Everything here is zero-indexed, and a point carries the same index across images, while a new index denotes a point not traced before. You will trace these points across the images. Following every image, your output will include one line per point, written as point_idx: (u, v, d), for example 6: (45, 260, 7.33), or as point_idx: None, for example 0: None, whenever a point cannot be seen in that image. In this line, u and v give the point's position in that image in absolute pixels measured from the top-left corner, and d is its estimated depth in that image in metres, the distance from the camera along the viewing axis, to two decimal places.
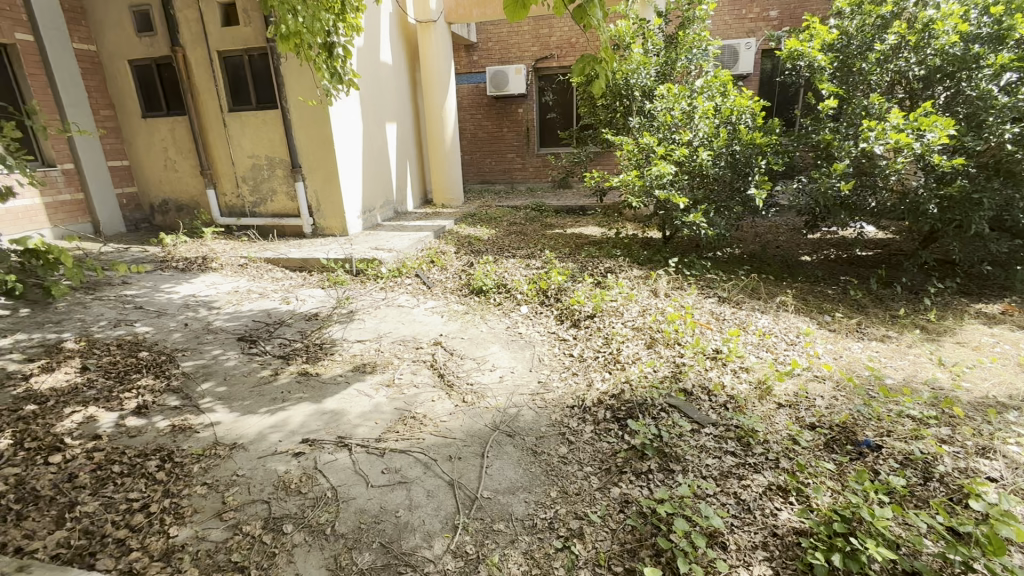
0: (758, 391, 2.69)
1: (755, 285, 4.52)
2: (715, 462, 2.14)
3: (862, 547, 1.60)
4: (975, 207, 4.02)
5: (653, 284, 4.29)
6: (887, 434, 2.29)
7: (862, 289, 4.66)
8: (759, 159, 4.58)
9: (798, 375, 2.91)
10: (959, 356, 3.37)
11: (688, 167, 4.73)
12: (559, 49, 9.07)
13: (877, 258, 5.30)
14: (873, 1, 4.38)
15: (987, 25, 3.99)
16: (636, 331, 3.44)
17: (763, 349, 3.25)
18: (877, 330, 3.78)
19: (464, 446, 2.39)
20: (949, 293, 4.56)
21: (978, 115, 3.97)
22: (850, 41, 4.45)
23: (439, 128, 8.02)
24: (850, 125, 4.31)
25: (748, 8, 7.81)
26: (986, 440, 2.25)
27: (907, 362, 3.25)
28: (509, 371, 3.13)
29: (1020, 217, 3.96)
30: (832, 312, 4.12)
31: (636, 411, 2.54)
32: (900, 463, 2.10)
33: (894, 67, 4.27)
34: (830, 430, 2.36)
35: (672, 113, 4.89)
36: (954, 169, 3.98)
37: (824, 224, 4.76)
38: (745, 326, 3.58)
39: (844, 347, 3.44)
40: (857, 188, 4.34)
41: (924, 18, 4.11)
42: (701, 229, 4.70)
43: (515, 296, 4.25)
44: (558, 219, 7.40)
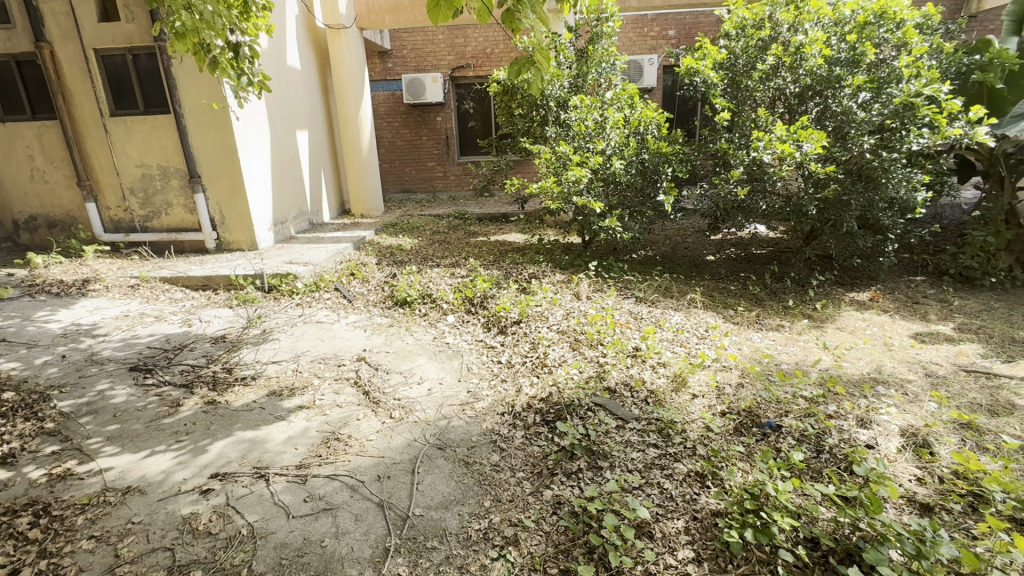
0: (674, 384, 2.87)
1: (668, 285, 4.82)
2: (640, 455, 2.24)
3: (769, 520, 1.75)
4: (844, 208, 4.61)
5: (575, 287, 4.43)
6: (785, 414, 2.54)
7: (759, 284, 5.13)
8: (665, 168, 4.91)
9: (708, 366, 3.14)
10: (839, 340, 3.82)
11: (602, 174, 4.96)
12: (475, 59, 9.14)
13: (770, 255, 5.87)
14: (754, 25, 4.87)
15: (845, 50, 4.58)
16: (560, 334, 3.52)
17: (677, 344, 3.47)
18: (773, 320, 4.19)
19: (393, 464, 2.31)
20: (828, 285, 5.16)
21: (842, 128, 4.55)
22: (737, 60, 4.91)
23: (354, 136, 7.75)
24: (742, 136, 4.75)
25: (649, 27, 8.37)
26: (863, 412, 2.57)
27: (797, 348, 3.63)
28: (438, 383, 3.08)
29: (879, 216, 4.58)
30: (736, 306, 4.50)
31: (564, 412, 2.60)
32: (797, 439, 2.33)
33: (775, 85, 4.77)
34: (738, 415, 2.57)
35: (585, 123, 5.11)
36: (827, 175, 4.53)
37: (724, 225, 5.18)
38: (660, 324, 3.80)
39: (746, 338, 3.77)
40: (750, 193, 4.79)
41: (795, 43, 4.61)
42: (617, 233, 4.93)
43: (441, 306, 4.20)
44: (481, 227, 7.44)
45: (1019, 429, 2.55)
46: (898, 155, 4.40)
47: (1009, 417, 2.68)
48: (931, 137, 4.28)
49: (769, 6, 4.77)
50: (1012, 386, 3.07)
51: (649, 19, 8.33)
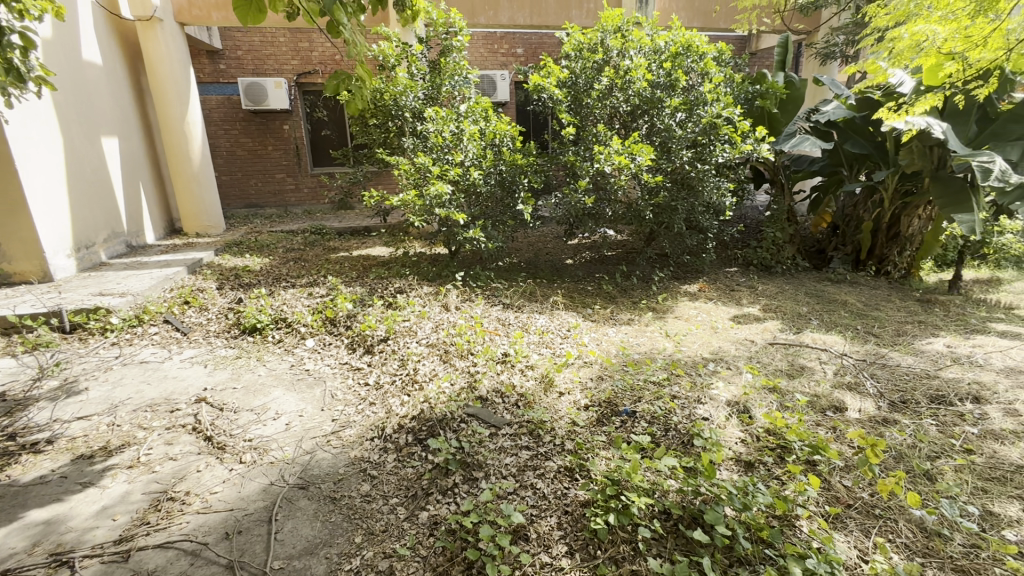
0: (542, 385, 2.99)
1: (532, 289, 5.06)
2: (514, 459, 2.29)
3: (628, 501, 1.90)
4: (673, 212, 5.30)
5: (443, 298, 4.40)
6: (638, 400, 2.81)
7: (611, 283, 5.64)
8: (521, 178, 5.16)
9: (571, 364, 3.34)
10: (678, 328, 4.36)
11: (463, 185, 5.02)
12: (323, 65, 8.65)
13: (619, 256, 6.50)
14: (589, 49, 5.34)
15: (663, 76, 5.28)
16: (430, 348, 3.46)
17: (544, 346, 3.64)
18: (624, 315, 4.63)
19: (245, 515, 2.03)
20: (667, 280, 5.87)
21: (666, 142, 5.22)
22: (577, 79, 5.33)
23: (182, 144, 6.79)
24: (586, 150, 5.19)
25: (498, 43, 8.75)
26: (698, 390, 2.95)
27: (645, 338, 4.05)
28: (297, 416, 2.80)
29: (700, 218, 5.34)
30: (593, 304, 4.89)
31: (437, 428, 2.54)
32: (649, 422, 2.58)
33: (610, 103, 5.29)
34: (599, 406, 2.78)
35: (443, 135, 5.06)
36: (657, 184, 5.15)
37: (579, 231, 5.59)
38: (526, 328, 3.96)
39: (603, 333, 4.10)
40: (598, 200, 5.24)
41: (624, 67, 5.18)
42: (481, 242, 5.04)
43: (298, 330, 3.85)
44: (341, 242, 7.04)
45: (807, 386, 3.17)
46: (709, 166, 5.19)
47: (800, 378, 3.32)
48: (731, 151, 5.13)
49: (600, 32, 5.30)
50: (801, 352, 3.81)
51: (498, 36, 8.71)
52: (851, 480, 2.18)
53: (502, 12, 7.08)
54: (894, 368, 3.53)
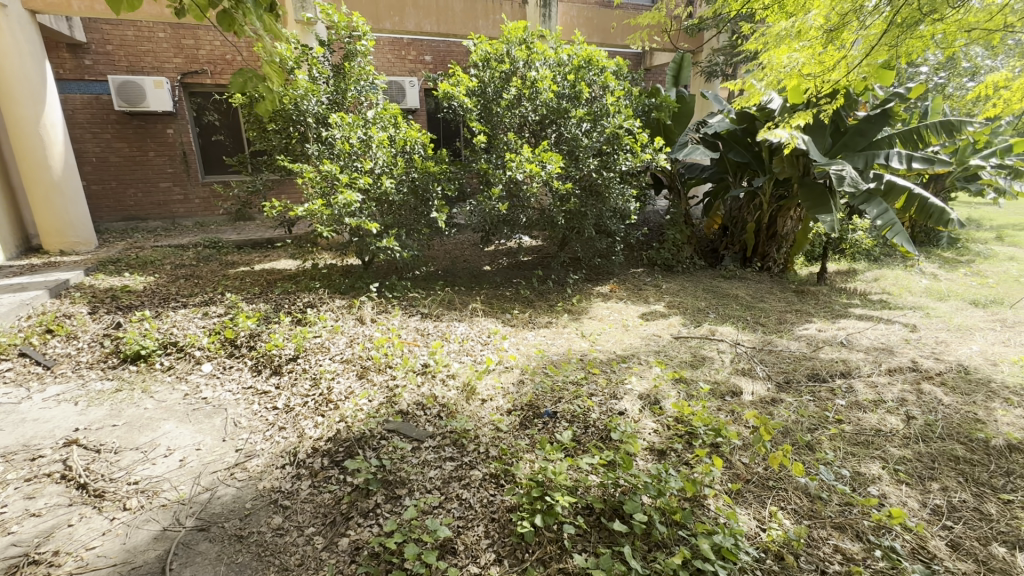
0: (464, 394, 2.97)
1: (451, 297, 5.02)
2: (438, 472, 2.24)
3: (553, 501, 1.94)
4: (583, 217, 5.54)
5: (358, 311, 4.22)
6: (559, 401, 2.89)
7: (528, 287, 5.75)
8: (435, 186, 5.11)
9: (492, 370, 3.35)
10: (593, 328, 4.55)
11: (374, 194, 4.87)
12: (212, 65, 7.95)
13: (535, 261, 6.66)
14: (496, 59, 5.44)
15: (568, 87, 5.51)
16: (344, 364, 3.29)
17: (464, 354, 3.62)
18: (542, 319, 4.75)
19: (133, 570, 1.79)
20: (581, 282, 6.12)
21: (574, 150, 5.45)
22: (486, 88, 5.40)
23: (37, 151, 5.89)
24: (498, 158, 5.27)
25: (405, 50, 8.62)
26: (614, 386, 3.10)
27: (563, 339, 4.18)
28: (194, 450, 2.52)
29: (608, 223, 5.64)
30: (512, 310, 4.95)
31: (355, 447, 2.42)
32: (569, 421, 2.66)
33: (519, 112, 5.41)
34: (521, 410, 2.81)
35: (350, 142, 4.88)
36: (567, 191, 5.36)
37: (495, 237, 5.64)
38: (446, 337, 3.91)
39: (523, 338, 4.17)
40: (512, 207, 5.32)
41: (530, 78, 5.33)
42: (396, 252, 4.91)
43: (192, 355, 3.48)
44: (240, 256, 6.50)
45: (708, 375, 3.46)
46: (614, 174, 5.49)
47: (702, 367, 3.62)
48: (633, 160, 5.48)
49: (505, 44, 5.41)
50: (702, 344, 4.14)
51: (405, 43, 8.58)
52: (748, 457, 2.41)
53: (407, 18, 6.97)
54: (779, 353, 3.97)
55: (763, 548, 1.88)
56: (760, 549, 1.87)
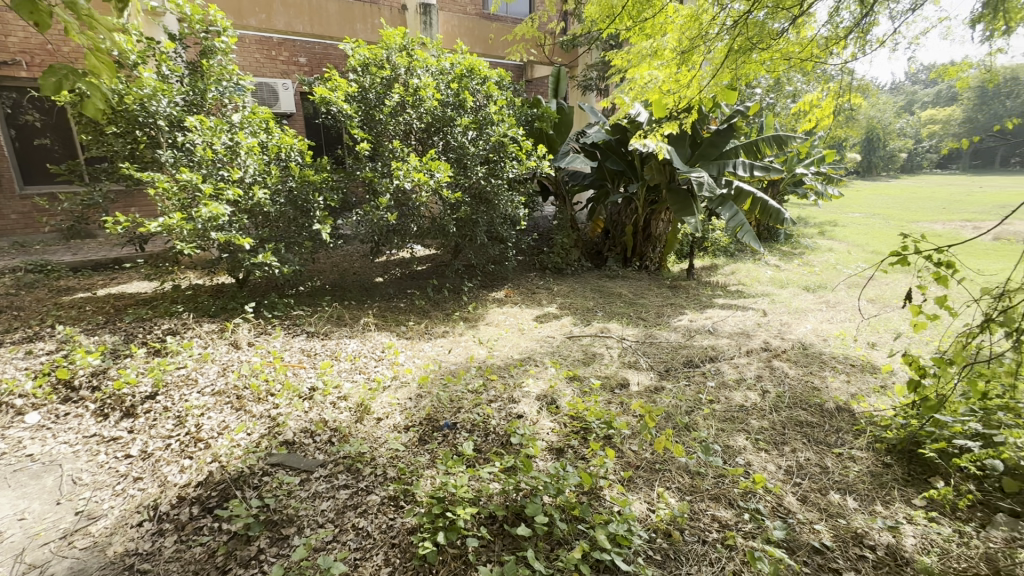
0: (358, 414, 2.81)
1: (340, 313, 4.74)
2: (331, 503, 2.09)
3: (455, 516, 1.90)
4: (475, 225, 5.58)
5: (231, 335, 3.80)
6: (458, 411, 2.85)
7: (423, 297, 5.63)
8: (316, 196, 4.80)
9: (387, 387, 3.21)
10: (490, 334, 4.59)
11: (244, 206, 4.43)
12: (26, 55, 6.67)
13: (429, 270, 6.56)
14: (375, 65, 5.28)
15: (452, 95, 5.53)
16: (216, 396, 2.94)
17: (357, 372, 3.43)
18: (439, 328, 4.67)
19: None
20: (476, 289, 6.15)
21: (462, 158, 5.46)
22: (367, 94, 5.21)
23: None
24: (384, 166, 5.11)
25: (276, 50, 8.02)
26: (512, 390, 3.15)
27: (460, 348, 4.15)
28: (14, 522, 2.06)
29: (499, 229, 5.74)
30: (406, 321, 4.81)
31: (232, 489, 2.16)
32: (469, 431, 2.64)
33: (403, 119, 5.30)
34: (420, 425, 2.73)
35: (213, 147, 4.38)
36: (457, 199, 5.35)
37: (385, 248, 5.45)
38: (336, 356, 3.67)
39: (419, 350, 4.07)
40: (401, 216, 5.17)
41: (413, 85, 5.25)
42: (274, 268, 4.51)
43: (10, 404, 2.86)
44: (78, 280, 5.52)
45: (599, 370, 3.66)
46: (502, 181, 5.61)
47: (593, 364, 3.82)
48: (519, 167, 5.65)
49: (385, 50, 5.32)
50: (592, 341, 4.38)
51: (275, 42, 7.98)
52: (637, 445, 2.58)
53: (276, 16, 6.49)
54: (659, 344, 4.34)
55: (653, 528, 2.02)
56: (650, 530, 2.01)
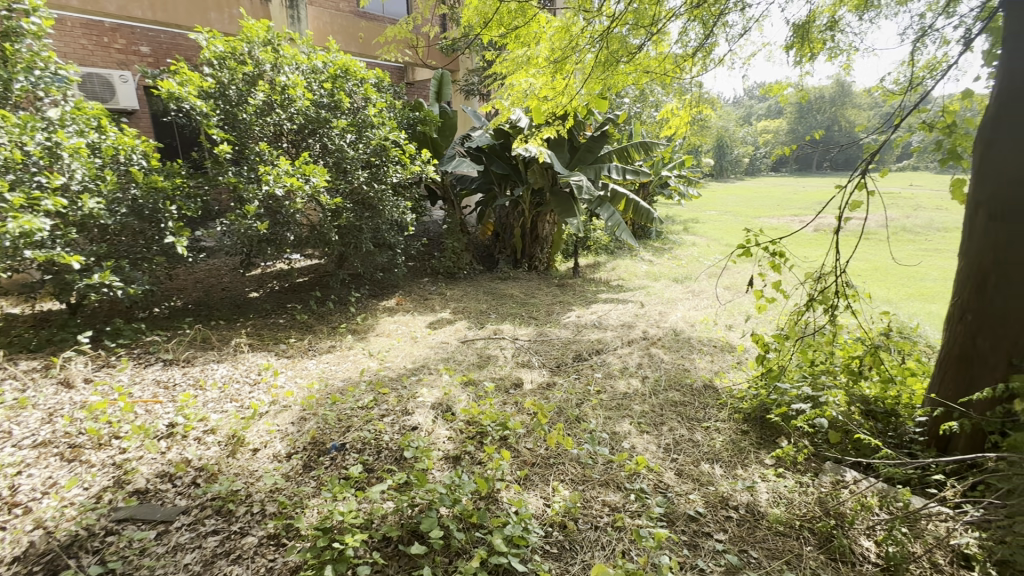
0: (229, 448, 2.51)
1: (205, 335, 4.21)
2: (196, 555, 1.84)
3: (343, 546, 1.77)
4: (359, 232, 5.32)
5: (60, 372, 3.17)
6: (347, 430, 2.69)
7: (305, 311, 5.23)
8: (168, 205, 4.22)
9: (265, 414, 2.92)
10: (380, 345, 4.40)
11: (73, 217, 3.74)
12: None
13: (311, 282, 6.13)
14: (235, 59, 4.80)
15: (325, 95, 5.21)
16: (39, 449, 2.43)
17: (227, 401, 3.07)
18: (324, 343, 4.37)
19: None
20: (365, 299, 5.87)
21: (341, 162, 5.18)
22: (226, 91, 4.70)
23: None
24: (250, 170, 4.65)
25: (109, 36, 6.92)
26: (405, 402, 3.04)
27: (349, 362, 3.93)
28: None
29: (386, 236, 5.54)
30: (286, 339, 4.42)
31: (62, 559, 1.80)
32: (359, 450, 2.50)
33: (272, 120, 4.88)
34: (304, 451, 2.53)
35: (24, 148, 3.63)
36: (338, 205, 5.06)
37: (258, 260, 4.97)
38: (200, 385, 3.25)
39: (302, 368, 3.77)
40: (274, 225, 4.74)
41: (280, 83, 4.86)
42: (117, 289, 3.87)
43: None
44: None
45: (494, 372, 3.69)
46: (385, 186, 5.41)
47: (488, 366, 3.84)
48: (403, 172, 5.51)
49: (245, 43, 4.84)
50: (487, 344, 4.41)
51: (106, 27, 6.88)
52: (532, 443, 2.65)
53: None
54: (550, 341, 4.50)
55: (549, 522, 2.08)
56: (546, 525, 2.06)
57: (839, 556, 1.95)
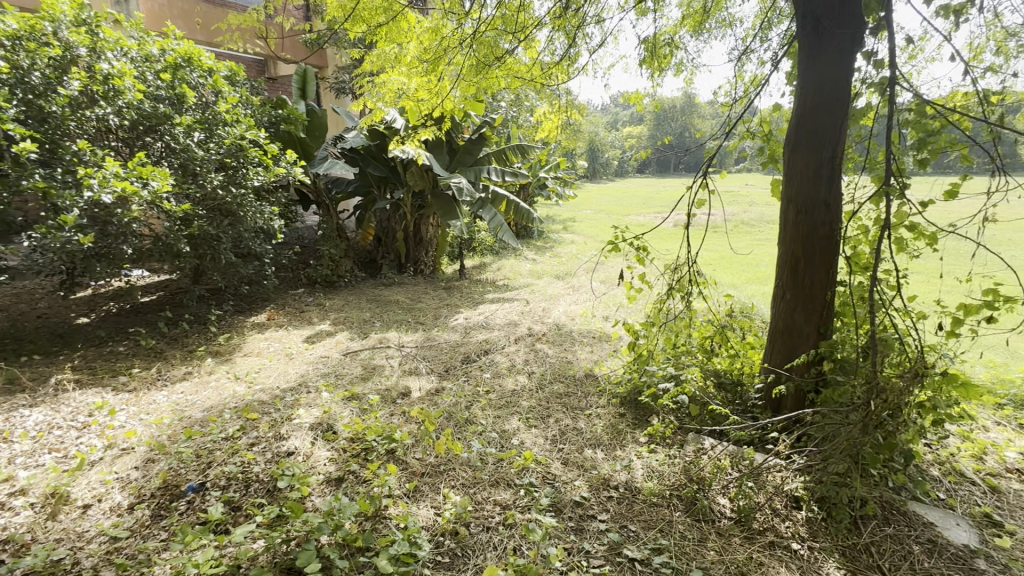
0: (48, 510, 2.07)
1: (13, 374, 3.43)
2: None
3: None
4: (216, 242, 4.75)
5: None
6: (208, 467, 2.37)
7: (153, 335, 4.51)
8: None
9: (98, 462, 2.46)
10: (248, 366, 3.97)
11: None
12: None
13: (160, 301, 5.34)
14: (36, 40, 3.98)
15: (163, 87, 4.56)
16: None
17: (44, 453, 2.53)
18: (178, 370, 3.82)
19: None
20: (229, 316, 5.26)
21: (188, 165, 4.55)
22: (27, 76, 3.86)
23: None
24: (66, 173, 3.86)
25: None
26: (279, 426, 2.77)
27: (211, 389, 3.48)
28: None
29: (250, 245, 5.03)
30: (128, 370, 3.77)
31: None
32: (222, 488, 2.22)
33: (94, 114, 4.12)
34: (151, 500, 2.18)
35: None
36: (187, 212, 4.46)
37: (84, 279, 4.19)
38: (5, 437, 2.64)
39: (149, 402, 3.25)
40: (105, 238, 3.97)
41: (102, 71, 4.14)
42: None
43: None
44: None
45: (380, 384, 3.53)
46: (245, 191, 4.89)
47: (373, 378, 3.65)
48: (265, 174, 5.04)
49: (50, 21, 4.05)
50: (371, 354, 4.20)
51: None
52: (420, 452, 2.57)
53: None
54: (438, 346, 4.43)
55: (440, 532, 2.04)
56: (437, 535, 2.02)
57: (701, 515, 2.18)
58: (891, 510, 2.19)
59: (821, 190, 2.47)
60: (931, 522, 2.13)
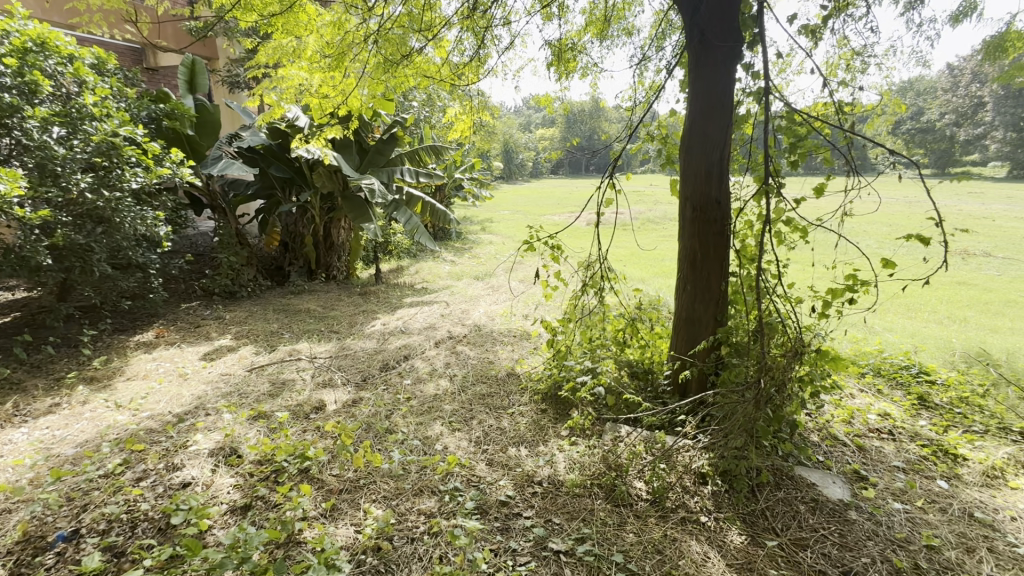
0: None
1: None
2: None
3: None
4: (87, 252, 4.17)
5: None
6: (83, 510, 2.07)
7: (7, 363, 3.85)
8: None
9: None
10: (133, 391, 3.52)
11: None
12: None
13: (15, 323, 4.58)
14: None
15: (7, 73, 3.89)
16: None
17: None
18: (42, 402, 3.29)
19: None
20: (107, 336, 4.65)
21: (46, 165, 3.89)
22: None
23: None
24: None
25: None
26: (172, 456, 2.49)
27: (85, 420, 3.04)
28: None
29: (130, 254, 4.48)
30: None
31: None
32: (102, 534, 1.95)
33: None
34: (8, 558, 1.85)
35: None
36: (47, 220, 3.85)
37: None
38: None
39: (3, 443, 2.77)
40: None
41: None
42: None
43: None
44: None
45: (291, 399, 3.30)
46: (122, 194, 4.33)
47: (282, 394, 3.40)
48: (146, 176, 4.51)
49: None
50: (280, 368, 3.91)
51: None
52: (338, 468, 2.44)
53: None
54: (354, 354, 4.23)
55: (362, 549, 1.95)
56: (358, 554, 1.92)
57: (620, 501, 2.28)
58: (781, 475, 2.45)
59: (712, 188, 2.69)
60: (813, 483, 2.41)
